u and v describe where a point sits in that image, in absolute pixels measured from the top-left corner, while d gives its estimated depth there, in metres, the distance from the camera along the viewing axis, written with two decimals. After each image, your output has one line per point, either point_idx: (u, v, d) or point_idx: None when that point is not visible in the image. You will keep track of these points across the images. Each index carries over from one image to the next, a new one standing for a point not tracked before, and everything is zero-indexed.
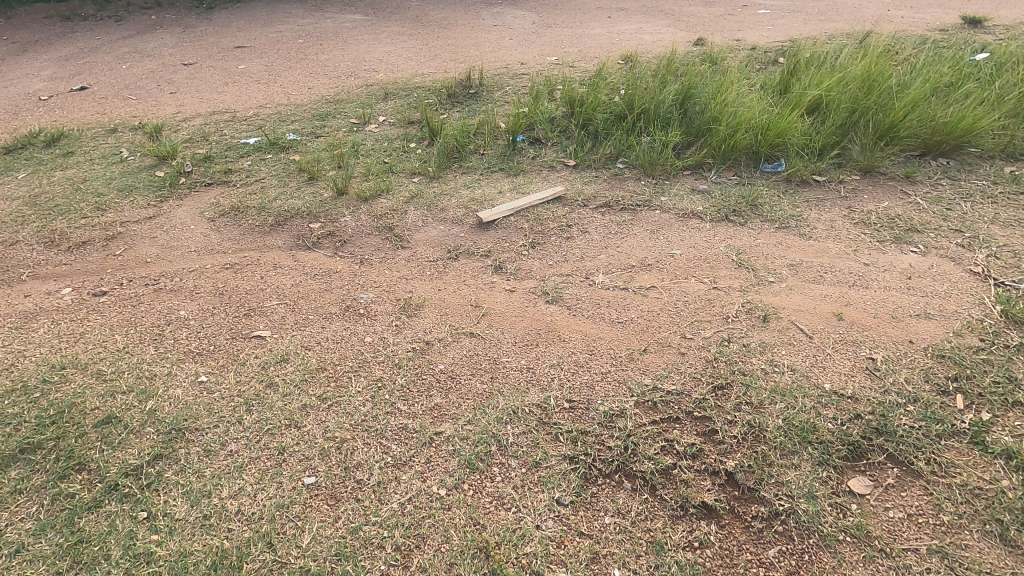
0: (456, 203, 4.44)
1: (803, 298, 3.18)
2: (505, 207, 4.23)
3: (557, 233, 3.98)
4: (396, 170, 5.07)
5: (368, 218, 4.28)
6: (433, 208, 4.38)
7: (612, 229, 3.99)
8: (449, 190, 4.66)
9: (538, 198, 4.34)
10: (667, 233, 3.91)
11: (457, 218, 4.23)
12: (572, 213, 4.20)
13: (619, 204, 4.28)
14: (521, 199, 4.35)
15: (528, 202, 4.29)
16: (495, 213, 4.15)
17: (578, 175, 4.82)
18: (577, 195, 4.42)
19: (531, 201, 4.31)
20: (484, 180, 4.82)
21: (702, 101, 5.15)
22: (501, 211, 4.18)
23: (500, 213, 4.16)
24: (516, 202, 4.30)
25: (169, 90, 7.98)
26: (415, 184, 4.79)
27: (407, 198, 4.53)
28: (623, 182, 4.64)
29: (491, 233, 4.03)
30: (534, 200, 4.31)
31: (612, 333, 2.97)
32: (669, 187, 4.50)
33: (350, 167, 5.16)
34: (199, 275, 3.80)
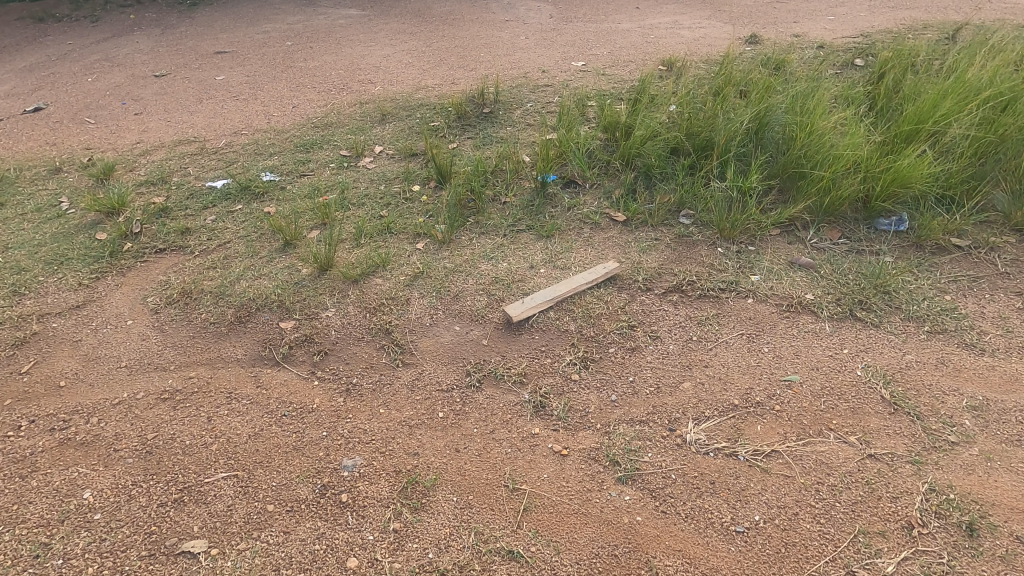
0: (475, 284, 3.35)
1: (1017, 481, 2.10)
2: (541, 295, 3.13)
3: (617, 339, 2.88)
4: (396, 231, 3.98)
5: (359, 312, 3.20)
6: (445, 293, 3.30)
7: (693, 331, 2.89)
8: (466, 261, 3.58)
9: (584, 280, 3.23)
10: (772, 339, 2.81)
11: (478, 310, 3.15)
12: (633, 303, 3.10)
13: (695, 288, 3.17)
14: (562, 282, 3.24)
15: (572, 286, 3.18)
16: (528, 307, 3.04)
17: (631, 237, 3.71)
18: (637, 273, 3.32)
19: (575, 284, 3.20)
20: (509, 245, 3.72)
21: (787, 131, 3.99)
22: (536, 302, 3.07)
23: (535, 307, 3.05)
24: (556, 287, 3.20)
25: (134, 110, 6.90)
26: (421, 253, 3.71)
27: (410, 278, 3.44)
28: (693, 250, 3.52)
29: (526, 338, 2.94)
30: (580, 283, 3.20)
31: (733, 562, 1.94)
32: (758, 258, 3.38)
33: (338, 228, 4.09)
34: (124, 413, 2.76)
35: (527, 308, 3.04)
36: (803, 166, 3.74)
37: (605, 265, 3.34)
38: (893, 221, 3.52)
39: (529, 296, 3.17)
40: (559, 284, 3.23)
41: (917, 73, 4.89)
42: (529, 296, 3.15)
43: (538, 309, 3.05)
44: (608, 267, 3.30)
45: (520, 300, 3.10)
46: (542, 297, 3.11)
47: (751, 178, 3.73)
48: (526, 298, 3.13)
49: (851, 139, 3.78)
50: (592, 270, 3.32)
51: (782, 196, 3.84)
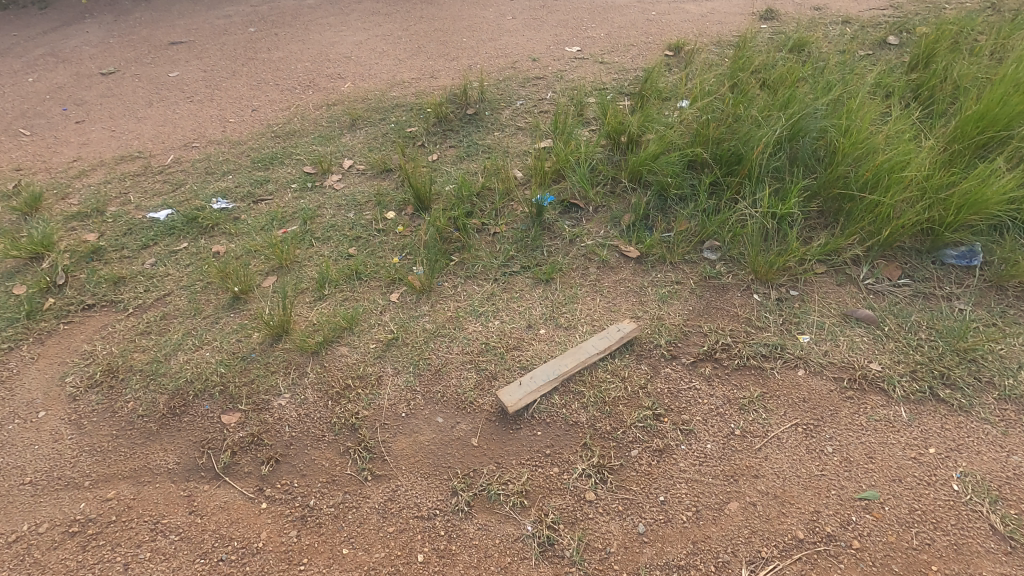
0: (462, 353, 2.75)
1: None
2: (542, 372, 2.54)
3: (641, 435, 2.30)
4: (367, 276, 3.36)
5: (320, 400, 2.61)
6: (424, 368, 2.70)
7: (734, 422, 2.31)
8: (449, 320, 2.97)
9: (594, 348, 2.62)
10: (835, 432, 2.23)
11: (465, 394, 2.55)
12: (657, 379, 2.52)
13: (732, 355, 2.58)
14: (566, 352, 2.64)
15: (579, 358, 2.58)
16: (526, 392, 2.45)
17: (647, 280, 3.09)
18: (658, 335, 2.71)
19: (583, 353, 2.60)
20: (502, 294, 3.11)
21: (828, 138, 3.35)
22: (536, 384, 2.48)
23: (535, 391, 2.46)
24: (560, 358, 2.60)
25: (75, 117, 6.14)
26: (396, 307, 3.10)
27: (383, 346, 2.84)
28: (724, 297, 2.91)
29: (526, 436, 2.35)
30: (589, 352, 2.60)
31: None
32: (804, 309, 2.78)
33: (298, 274, 3.47)
34: (20, 559, 2.20)
35: (526, 394, 2.45)
36: (851, 185, 3.11)
37: (619, 325, 2.73)
38: (965, 256, 2.94)
39: (528, 373, 2.57)
40: (563, 354, 2.63)
41: (966, 57, 4.22)
42: (528, 374, 2.56)
43: (539, 393, 2.46)
44: (623, 329, 2.69)
45: (517, 381, 2.51)
46: (543, 376, 2.52)
47: (789, 202, 3.10)
48: (524, 377, 2.54)
49: (907, 151, 3.15)
50: (604, 332, 2.72)
51: (824, 221, 3.22)
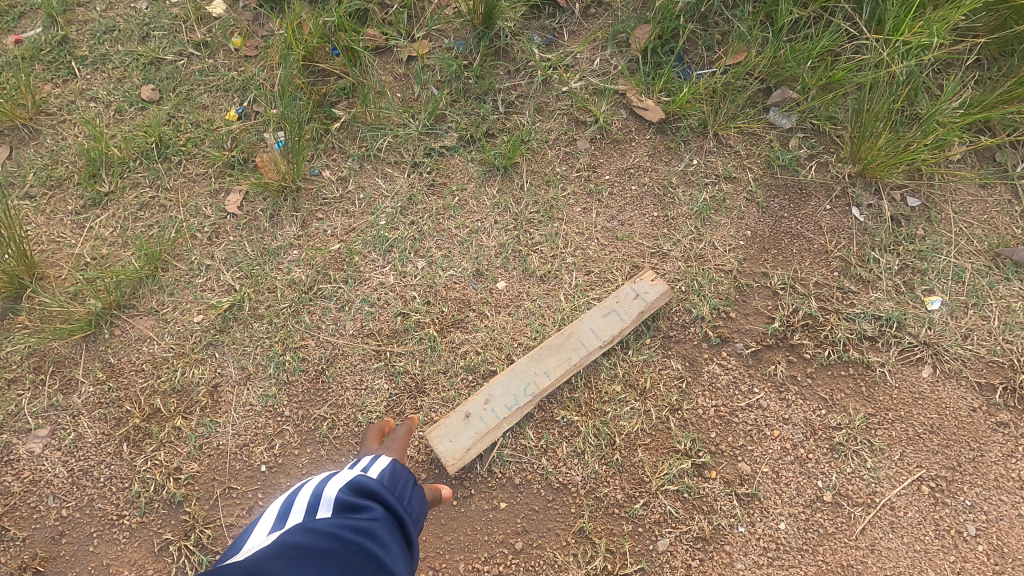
0: (361, 337, 1.57)
1: None
2: (507, 387, 1.45)
3: (672, 510, 1.37)
4: (179, 156, 1.85)
5: (106, 443, 1.46)
6: (295, 369, 1.53)
7: (821, 479, 1.41)
8: (335, 259, 1.67)
9: (595, 336, 1.50)
10: (979, 496, 1.38)
11: (370, 425, 1.47)
12: (697, 392, 1.49)
13: (818, 341, 1.54)
14: (547, 339, 1.51)
15: (569, 358, 1.48)
16: (478, 433, 1.39)
17: (676, 171, 1.80)
18: (697, 298, 1.60)
19: (577, 348, 1.49)
20: (426, 200, 1.77)
21: None
22: (496, 417, 1.41)
23: (495, 429, 1.41)
24: (538, 357, 1.48)
25: None
26: (236, 229, 1.73)
27: (215, 321, 1.58)
28: (804, 211, 1.73)
29: (478, 515, 1.38)
30: (586, 346, 1.49)
31: None
32: (933, 239, 1.66)
33: (49, 144, 1.89)
34: None
35: (478, 438, 1.39)
36: None
37: (638, 285, 1.56)
38: None
39: (480, 384, 1.47)
40: (542, 345, 1.50)
41: None
42: (481, 388, 1.45)
43: (501, 431, 1.42)
44: (645, 296, 1.54)
45: (461, 408, 1.42)
46: (509, 396, 1.44)
47: (940, 27, 1.69)
48: (473, 395, 1.45)
49: None
50: (612, 297, 1.56)
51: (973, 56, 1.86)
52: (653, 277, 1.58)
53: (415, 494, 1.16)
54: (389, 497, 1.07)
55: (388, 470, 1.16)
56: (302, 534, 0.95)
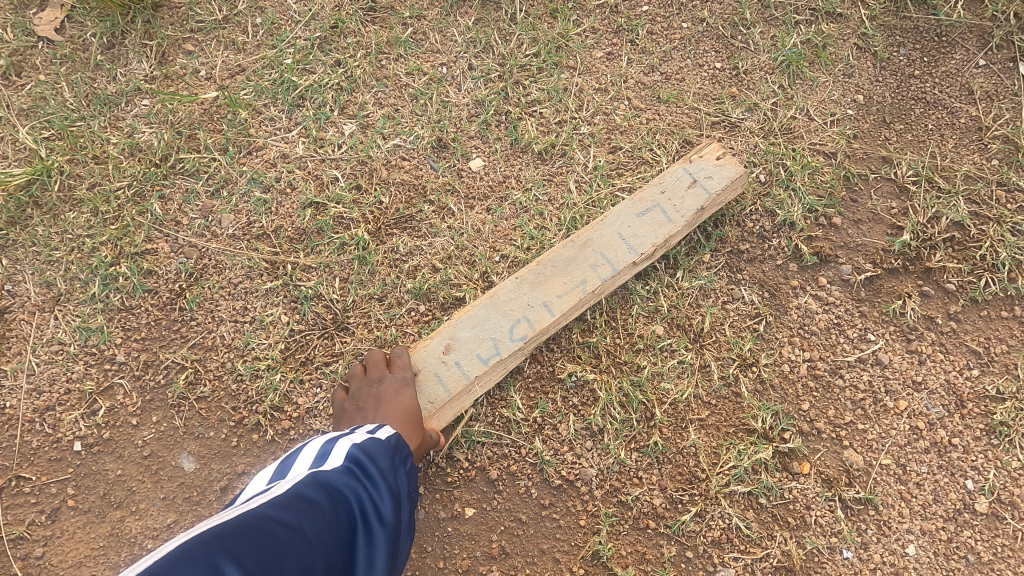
0: (247, 239, 0.97)
1: None
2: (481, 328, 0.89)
3: (740, 525, 0.85)
4: None
5: None
6: (135, 290, 0.94)
7: (972, 478, 0.89)
8: (210, 114, 1.04)
9: (627, 246, 0.93)
10: None
11: (257, 383, 0.90)
12: (781, 339, 0.95)
13: (970, 264, 0.99)
14: (548, 251, 0.93)
15: (584, 280, 0.91)
16: (433, 403, 0.84)
17: (752, 2, 1.17)
18: (782, 194, 1.02)
19: (597, 264, 0.92)
20: (361, 30, 1.12)
21: None
22: (463, 375, 0.85)
23: (461, 395, 0.86)
24: (533, 279, 0.91)
25: None
26: (51, 64, 1.07)
27: (5, 209, 0.96)
28: (943, 68, 1.12)
29: (429, 529, 0.85)
30: (613, 262, 0.92)
31: None
32: None
33: None
34: None
35: (432, 410, 0.84)
36: None
37: (696, 165, 0.97)
38: None
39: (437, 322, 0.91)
40: (541, 259, 0.93)
41: None
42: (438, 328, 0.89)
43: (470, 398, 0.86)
44: (707, 183, 0.96)
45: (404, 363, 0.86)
46: (485, 342, 0.87)
47: None
48: (425, 340, 0.89)
49: None
50: (655, 185, 0.97)
51: None
52: (720, 154, 0.98)
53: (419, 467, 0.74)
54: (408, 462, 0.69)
55: (398, 437, 0.71)
56: (307, 483, 0.58)
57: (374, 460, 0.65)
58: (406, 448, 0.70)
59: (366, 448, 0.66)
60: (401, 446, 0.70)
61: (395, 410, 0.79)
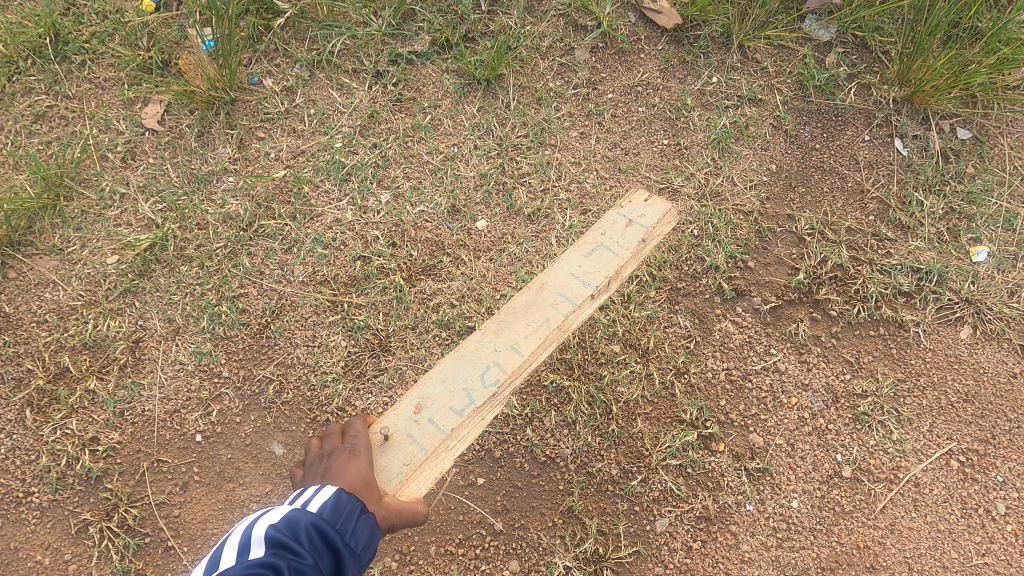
0: (313, 284, 1.31)
1: None
2: (459, 380, 1.22)
3: (673, 487, 1.20)
4: (82, 54, 1.49)
5: (5, 409, 1.22)
6: (233, 323, 1.28)
7: (841, 452, 1.24)
8: (281, 188, 1.38)
9: (580, 284, 1.31)
10: (1012, 471, 1.24)
11: (325, 390, 1.25)
12: (706, 353, 1.29)
13: (847, 296, 1.34)
14: (510, 302, 1.30)
15: (550, 320, 1.27)
16: (410, 461, 1.14)
17: (692, 90, 1.51)
18: (710, 244, 1.36)
19: (557, 303, 1.29)
20: (391, 119, 1.46)
21: None
22: (437, 431, 1.17)
23: (446, 446, 1.16)
24: (500, 329, 1.27)
25: None
26: (157, 149, 1.41)
27: (134, 264, 1.30)
28: (837, 143, 1.47)
29: (453, 494, 1.19)
30: (569, 302, 1.29)
31: None
32: (983, 179, 1.44)
33: None
34: None
35: (416, 468, 1.13)
36: None
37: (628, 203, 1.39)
38: None
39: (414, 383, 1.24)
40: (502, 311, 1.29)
41: None
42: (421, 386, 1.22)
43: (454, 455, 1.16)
44: (639, 223, 1.37)
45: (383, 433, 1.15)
46: (456, 394, 1.21)
47: None
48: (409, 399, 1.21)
49: None
50: (597, 230, 1.37)
51: None
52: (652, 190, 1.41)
53: (361, 522, 0.91)
54: (331, 529, 0.86)
55: (328, 504, 0.89)
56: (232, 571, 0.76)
57: (293, 529, 0.83)
58: (324, 520, 0.86)
59: (285, 528, 0.83)
60: (321, 519, 0.86)
61: (341, 478, 0.98)
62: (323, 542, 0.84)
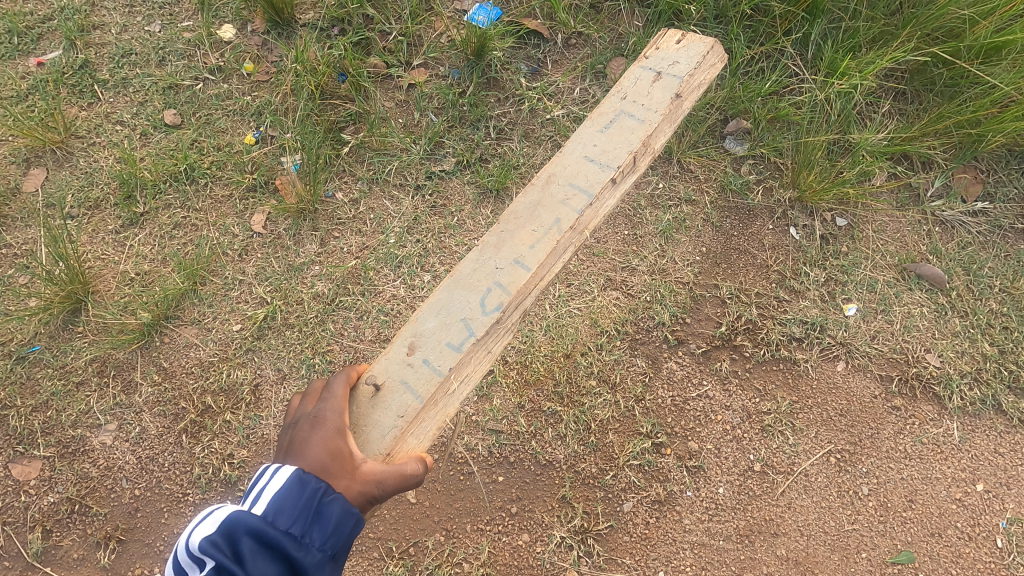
0: (378, 341, 1.86)
1: None
2: (457, 311, 1.36)
3: (635, 480, 1.72)
4: (205, 178, 2.07)
5: (167, 434, 1.74)
6: (324, 370, 1.82)
7: (753, 453, 1.77)
8: (353, 274, 1.94)
9: (590, 181, 1.49)
10: (873, 464, 1.77)
11: None
12: (657, 385, 1.83)
13: (756, 342, 1.89)
14: (514, 213, 1.46)
15: (563, 226, 1.43)
16: (409, 406, 1.29)
17: (644, 194, 2.09)
18: (659, 306, 1.92)
19: (569, 202, 1.46)
20: (429, 220, 2.04)
21: None
22: (435, 372, 1.31)
23: (446, 389, 1.31)
24: (501, 245, 1.42)
25: None
26: (263, 246, 1.98)
27: (253, 330, 1.86)
28: (749, 231, 2.05)
29: (481, 487, 1.71)
30: (577, 206, 1.46)
31: None
32: (853, 255, 2.02)
33: (82, 166, 2.08)
34: None
35: (413, 421, 1.28)
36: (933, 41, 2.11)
37: (651, 55, 1.69)
38: None
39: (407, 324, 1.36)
40: (506, 223, 1.45)
41: None
42: (414, 325, 1.35)
43: (453, 399, 1.32)
44: (670, 75, 1.64)
45: (374, 384, 1.29)
46: (455, 330, 1.34)
47: (872, 67, 2.04)
48: (402, 345, 1.34)
49: None
50: (613, 109, 1.60)
51: (898, 90, 2.21)
52: (682, 34, 1.71)
53: (310, 509, 1.12)
54: (274, 533, 1.07)
55: (275, 509, 1.10)
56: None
57: (239, 543, 1.05)
58: (265, 529, 1.07)
59: (232, 544, 1.05)
60: (263, 527, 1.07)
61: (308, 456, 1.19)
62: (264, 538, 1.06)
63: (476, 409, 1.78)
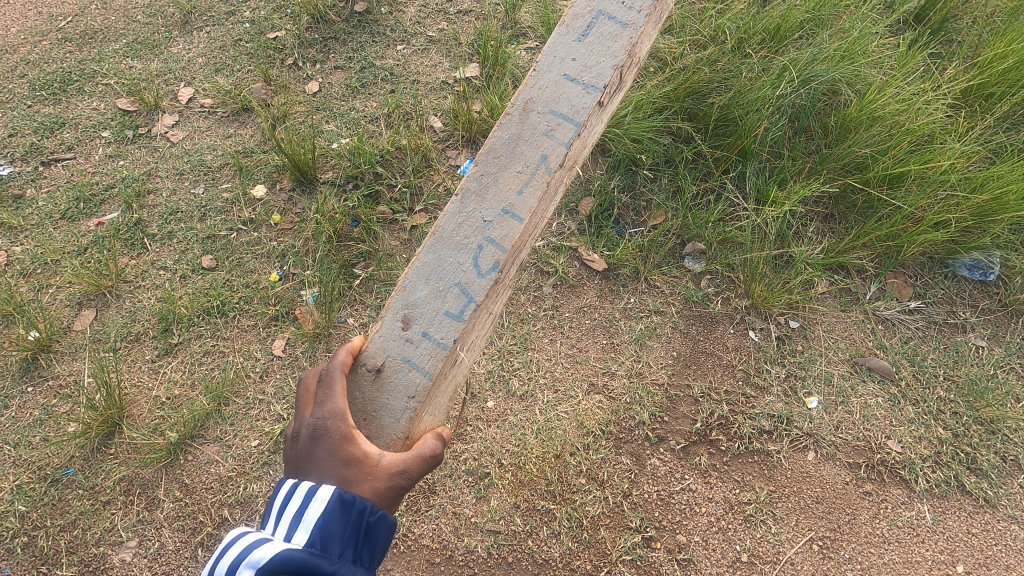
0: None
1: None
2: (450, 275, 1.61)
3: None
4: (233, 311, 2.36)
5: (184, 549, 1.87)
6: None
7: (739, 543, 1.87)
8: None
9: (572, 108, 1.78)
10: (855, 549, 1.87)
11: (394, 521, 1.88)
12: (643, 480, 1.97)
13: (730, 436, 2.06)
14: (485, 155, 1.74)
15: (552, 164, 1.71)
16: (416, 382, 1.53)
17: (618, 308, 2.37)
18: (638, 407, 2.12)
19: (553, 136, 1.74)
20: None
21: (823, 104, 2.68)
22: (440, 345, 1.55)
23: (454, 361, 1.56)
24: (479, 193, 1.70)
25: None
26: (282, 368, 2.22)
27: (270, 445, 2.04)
28: (712, 335, 2.31)
29: None
30: (564, 138, 1.74)
31: None
32: (808, 353, 2.26)
33: (127, 305, 2.38)
34: None
35: (425, 403, 1.53)
36: (847, 173, 2.54)
37: None
38: (981, 265, 2.45)
39: (398, 295, 1.61)
40: (482, 166, 1.72)
41: None
42: (406, 297, 1.60)
43: (459, 368, 1.58)
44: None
45: (378, 368, 1.53)
46: (455, 299, 1.58)
47: (797, 196, 2.44)
48: (393, 320, 1.58)
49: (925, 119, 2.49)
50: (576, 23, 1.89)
51: (826, 212, 2.60)
52: None
53: (358, 532, 1.30)
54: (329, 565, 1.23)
55: (323, 542, 1.25)
56: None
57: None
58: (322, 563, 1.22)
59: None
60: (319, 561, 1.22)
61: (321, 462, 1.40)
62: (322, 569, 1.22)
63: (475, 511, 1.90)
